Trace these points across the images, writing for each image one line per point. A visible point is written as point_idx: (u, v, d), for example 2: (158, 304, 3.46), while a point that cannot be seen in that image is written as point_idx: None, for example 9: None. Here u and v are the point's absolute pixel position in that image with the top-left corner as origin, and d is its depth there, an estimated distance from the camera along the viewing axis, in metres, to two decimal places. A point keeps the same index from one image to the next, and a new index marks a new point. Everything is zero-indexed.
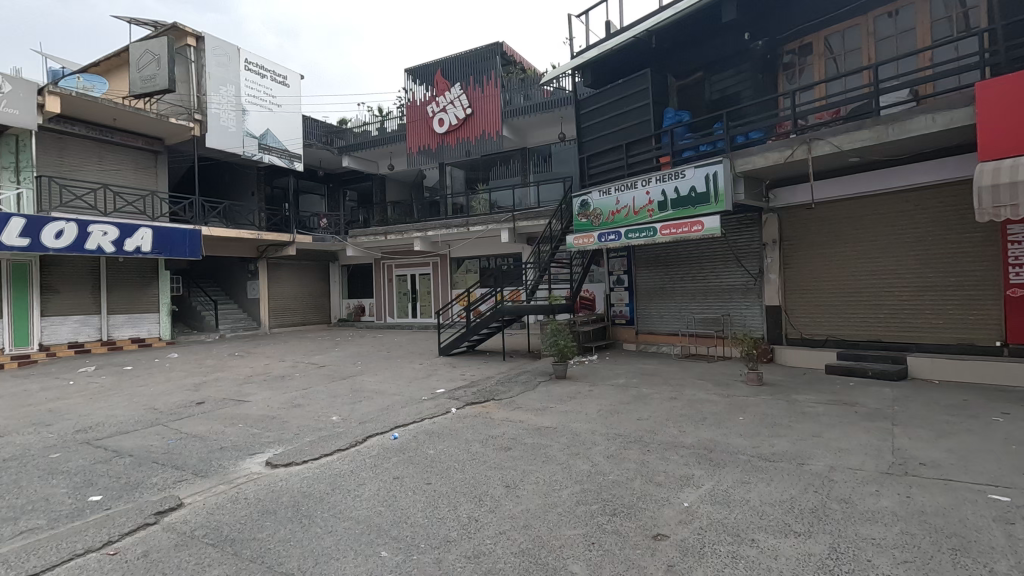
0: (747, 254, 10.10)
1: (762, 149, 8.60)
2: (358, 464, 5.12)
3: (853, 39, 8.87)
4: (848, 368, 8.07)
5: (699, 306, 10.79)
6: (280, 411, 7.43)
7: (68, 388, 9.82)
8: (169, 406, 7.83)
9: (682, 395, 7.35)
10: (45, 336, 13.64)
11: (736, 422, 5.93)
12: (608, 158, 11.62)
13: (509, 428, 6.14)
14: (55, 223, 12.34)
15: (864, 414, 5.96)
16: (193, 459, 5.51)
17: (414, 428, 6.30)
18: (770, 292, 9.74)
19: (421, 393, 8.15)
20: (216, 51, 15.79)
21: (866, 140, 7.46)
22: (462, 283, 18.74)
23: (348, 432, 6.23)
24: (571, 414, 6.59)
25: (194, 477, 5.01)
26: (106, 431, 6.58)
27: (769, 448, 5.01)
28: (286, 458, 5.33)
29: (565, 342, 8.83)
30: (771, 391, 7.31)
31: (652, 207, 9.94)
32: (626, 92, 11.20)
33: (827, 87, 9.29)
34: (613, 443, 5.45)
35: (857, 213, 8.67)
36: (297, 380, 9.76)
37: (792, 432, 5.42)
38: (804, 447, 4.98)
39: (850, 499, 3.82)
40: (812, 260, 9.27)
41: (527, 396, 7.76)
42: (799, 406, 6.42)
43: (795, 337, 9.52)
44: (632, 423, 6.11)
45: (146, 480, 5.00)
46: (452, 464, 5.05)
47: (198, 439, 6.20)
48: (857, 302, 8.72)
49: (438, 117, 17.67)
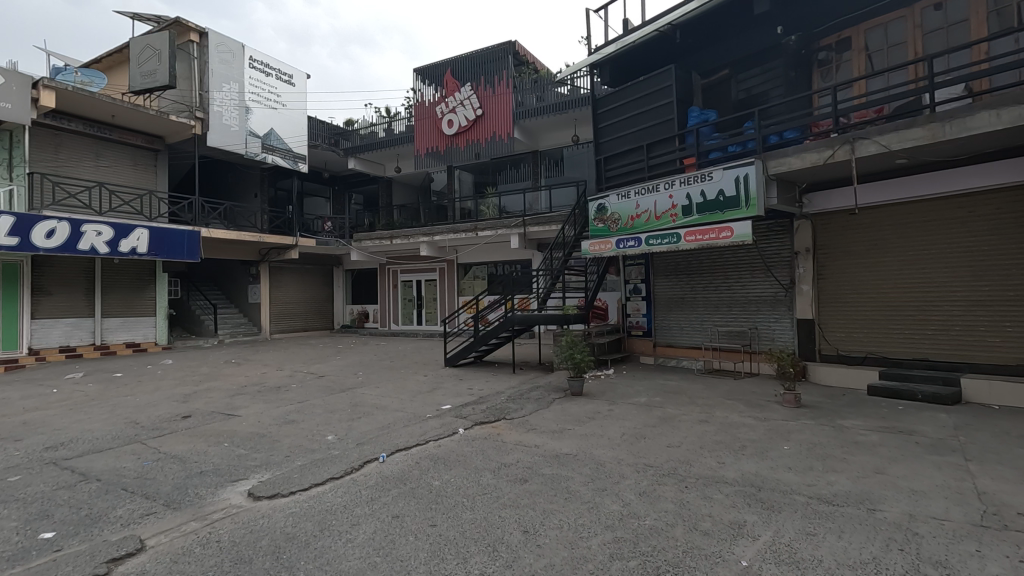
0: (777, 262, 9.41)
1: (799, 150, 7.92)
2: (353, 498, 4.45)
3: (897, 33, 8.20)
4: (893, 390, 7.36)
5: (723, 318, 10.10)
6: (271, 429, 6.78)
7: (50, 396, 9.19)
8: (152, 420, 7.19)
9: (714, 418, 6.65)
10: (34, 339, 13.05)
11: (782, 453, 5.22)
12: (627, 159, 10.98)
13: (523, 455, 5.45)
14: (46, 222, 11.83)
15: (928, 446, 5.25)
16: (167, 487, 4.86)
17: (416, 452, 5.65)
18: (802, 305, 9.04)
19: (426, 410, 7.50)
20: (220, 48, 15.29)
21: (919, 139, 6.77)
22: (469, 290, 18.11)
23: (344, 455, 5.56)
24: (591, 439, 5.91)
25: (164, 511, 4.35)
26: (77, 450, 5.95)
27: (831, 488, 4.32)
28: (272, 488, 4.68)
29: (582, 355, 8.18)
30: (813, 415, 6.59)
31: (675, 212, 9.27)
32: (647, 90, 10.55)
33: (867, 84, 8.61)
34: (644, 477, 4.76)
35: (901, 220, 7.99)
36: (293, 392, 9.12)
37: (851, 468, 4.72)
38: (869, 487, 4.28)
39: (949, 564, 3.13)
40: (849, 270, 8.57)
41: (542, 415, 7.08)
42: (849, 434, 5.71)
43: (829, 353, 8.80)
44: (662, 452, 5.41)
45: (109, 513, 4.34)
46: (461, 499, 4.38)
47: (177, 461, 5.56)
48: (900, 316, 8.02)
49: (447, 117, 17.11)
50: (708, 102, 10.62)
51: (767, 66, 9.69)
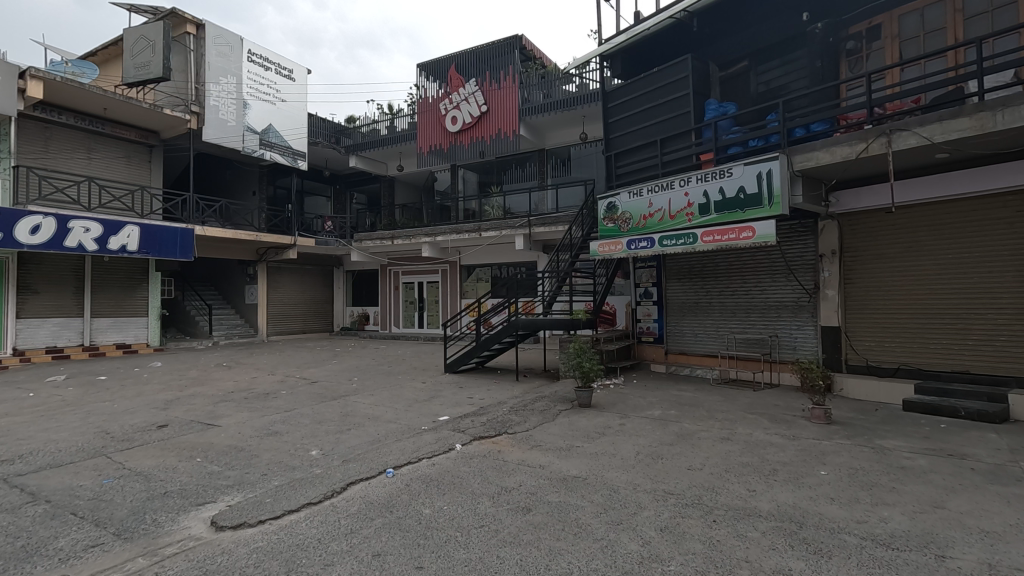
0: (800, 265, 8.78)
1: (828, 143, 7.30)
2: (329, 530, 3.87)
3: (934, 18, 7.58)
4: (933, 406, 6.72)
5: (740, 325, 9.49)
6: (251, 442, 6.20)
7: (23, 400, 8.64)
8: (124, 430, 6.62)
9: (737, 435, 6.03)
10: (19, 340, 12.54)
11: (820, 480, 4.60)
12: (639, 156, 10.38)
13: (526, 478, 4.85)
14: (31, 217, 11.38)
15: (987, 474, 4.63)
16: (123, 512, 4.28)
17: (408, 471, 5.08)
18: (826, 311, 8.42)
19: (422, 422, 6.93)
20: (217, 40, 14.81)
21: (965, 130, 6.16)
22: (472, 293, 17.53)
23: (326, 475, 4.98)
24: (602, 459, 5.30)
25: (111, 543, 3.77)
26: (34, 464, 5.38)
27: (885, 526, 3.69)
28: (238, 516, 4.10)
29: (590, 363, 7.56)
30: (848, 434, 5.95)
31: (691, 210, 8.65)
32: (662, 82, 9.96)
33: (900, 73, 7.99)
34: (664, 507, 4.15)
35: (938, 220, 7.38)
36: (282, 399, 8.55)
37: (905, 501, 4.08)
38: (931, 527, 3.65)
39: None
40: (879, 274, 7.97)
41: (547, 430, 6.46)
42: (893, 458, 5.08)
43: (857, 363, 8.17)
44: (682, 476, 4.79)
45: (49, 544, 3.77)
46: (454, 533, 3.79)
47: (140, 479, 4.98)
48: (938, 323, 7.40)
49: (451, 114, 16.59)
50: (725, 95, 10.03)
51: (790, 57, 9.12)
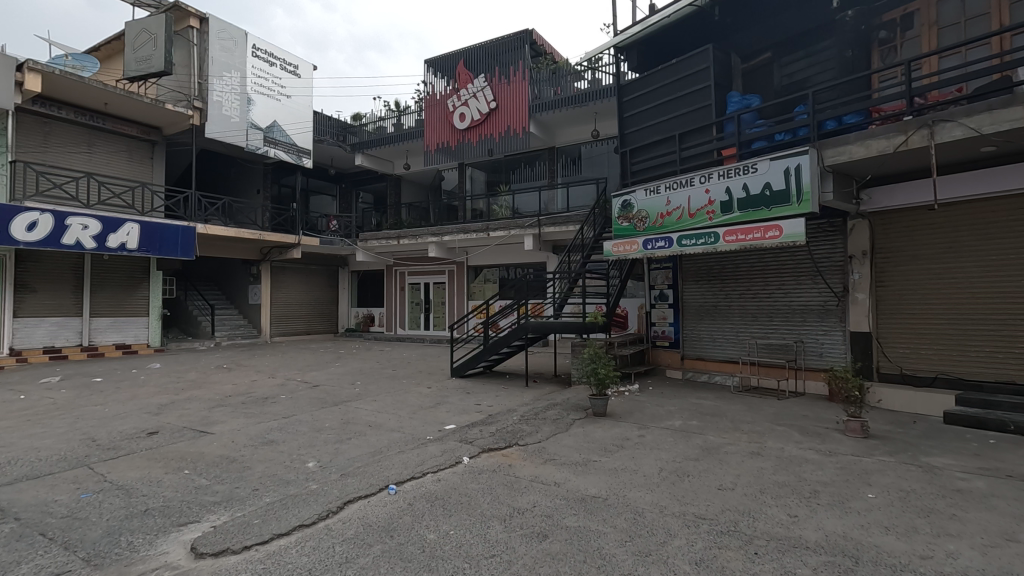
0: (828, 266, 8.28)
1: (862, 136, 6.83)
2: (322, 558, 3.45)
3: (976, 3, 7.09)
4: (977, 419, 6.24)
5: (763, 330, 9.00)
6: (245, 451, 5.79)
7: (12, 403, 8.27)
8: (111, 438, 6.23)
9: (767, 450, 5.56)
10: (16, 339, 12.24)
11: (869, 504, 4.13)
12: (656, 151, 9.90)
13: (540, 498, 4.40)
14: (28, 214, 11.07)
15: None
16: (95, 533, 3.88)
17: (410, 488, 4.65)
18: (857, 316, 7.92)
19: (427, 431, 6.50)
20: (221, 34, 14.47)
21: (1017, 120, 5.66)
22: (479, 295, 17.10)
23: (323, 491, 4.56)
24: (623, 476, 4.86)
25: (79, 570, 3.36)
26: (8, 476, 4.99)
27: (956, 564, 3.22)
28: (222, 539, 3.68)
29: (606, 369, 7.07)
30: (889, 450, 5.46)
31: (712, 209, 8.17)
32: (681, 73, 9.49)
33: (937, 63, 7.51)
34: (697, 536, 3.69)
35: (982, 219, 6.90)
36: (281, 404, 8.15)
37: (972, 532, 3.60)
38: (1008, 565, 3.19)
39: None
40: (913, 278, 7.50)
41: (560, 441, 6.01)
42: (946, 478, 4.59)
43: (890, 372, 7.68)
44: (714, 498, 4.33)
45: (9, 571, 3.36)
46: (461, 564, 3.35)
47: (121, 494, 4.59)
48: (980, 330, 6.90)
49: (460, 111, 16.18)
50: (747, 87, 9.56)
51: (817, 47, 8.65)
